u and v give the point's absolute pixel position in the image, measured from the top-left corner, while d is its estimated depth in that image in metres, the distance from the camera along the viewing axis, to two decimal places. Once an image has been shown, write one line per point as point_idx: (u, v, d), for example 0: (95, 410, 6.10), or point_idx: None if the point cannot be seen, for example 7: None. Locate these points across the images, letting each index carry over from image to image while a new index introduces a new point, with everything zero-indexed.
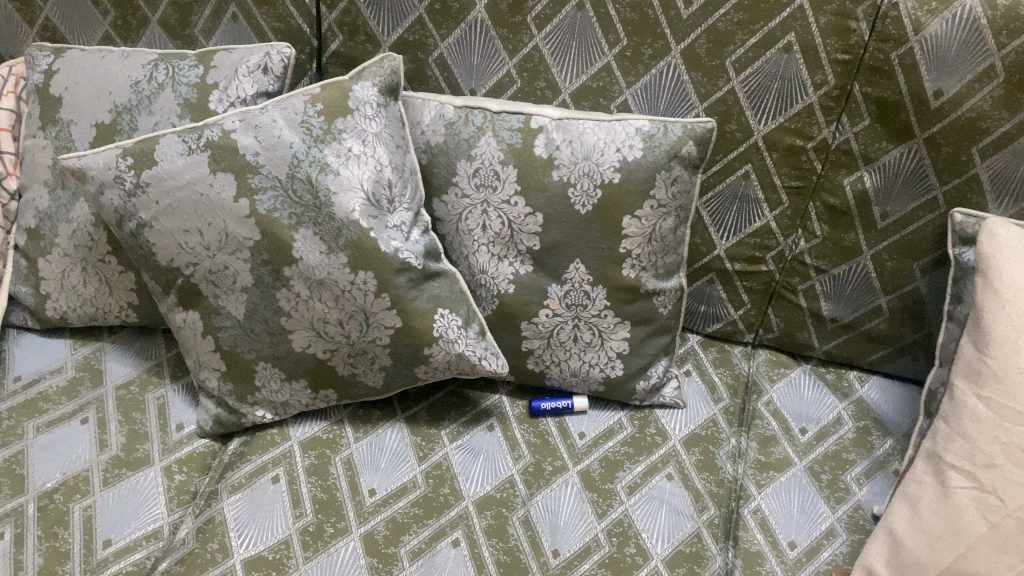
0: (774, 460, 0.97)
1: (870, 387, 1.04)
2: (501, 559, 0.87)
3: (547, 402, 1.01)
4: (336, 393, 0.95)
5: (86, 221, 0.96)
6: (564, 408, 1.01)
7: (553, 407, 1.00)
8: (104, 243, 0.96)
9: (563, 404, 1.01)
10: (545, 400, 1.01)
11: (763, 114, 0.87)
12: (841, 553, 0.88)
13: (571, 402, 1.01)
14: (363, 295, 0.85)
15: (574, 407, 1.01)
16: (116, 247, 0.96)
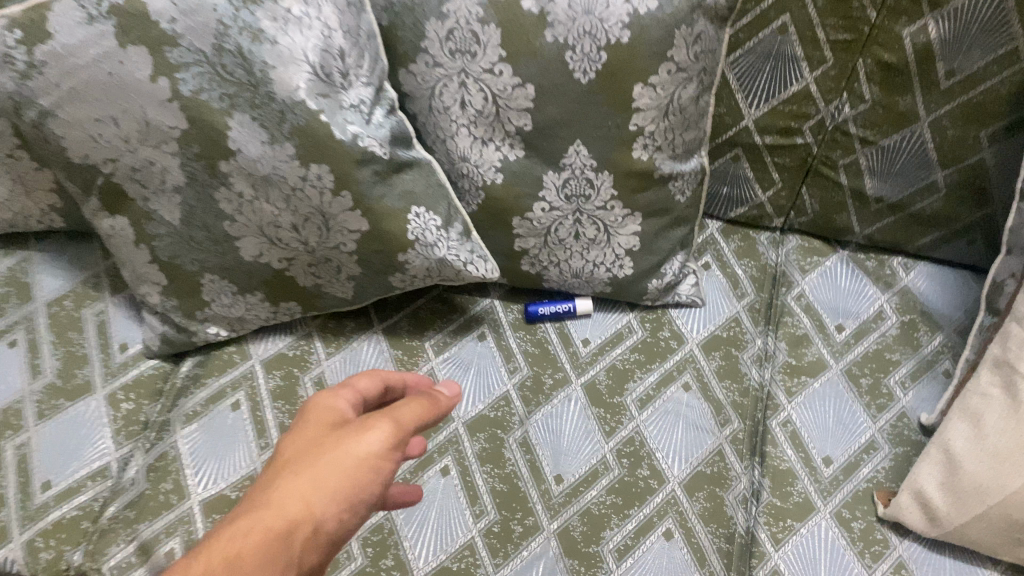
0: (806, 364, 0.85)
1: (916, 275, 0.90)
2: (496, 488, 0.77)
3: (546, 305, 0.86)
4: (300, 305, 0.81)
5: None
6: (564, 312, 0.87)
7: (553, 312, 0.86)
8: (10, 137, 0.74)
9: (565, 308, 0.86)
10: (543, 303, 0.87)
11: None
12: (883, 470, 0.79)
13: (572, 305, 0.86)
14: (319, 194, 0.71)
15: (575, 311, 0.86)
16: (26, 142, 0.75)
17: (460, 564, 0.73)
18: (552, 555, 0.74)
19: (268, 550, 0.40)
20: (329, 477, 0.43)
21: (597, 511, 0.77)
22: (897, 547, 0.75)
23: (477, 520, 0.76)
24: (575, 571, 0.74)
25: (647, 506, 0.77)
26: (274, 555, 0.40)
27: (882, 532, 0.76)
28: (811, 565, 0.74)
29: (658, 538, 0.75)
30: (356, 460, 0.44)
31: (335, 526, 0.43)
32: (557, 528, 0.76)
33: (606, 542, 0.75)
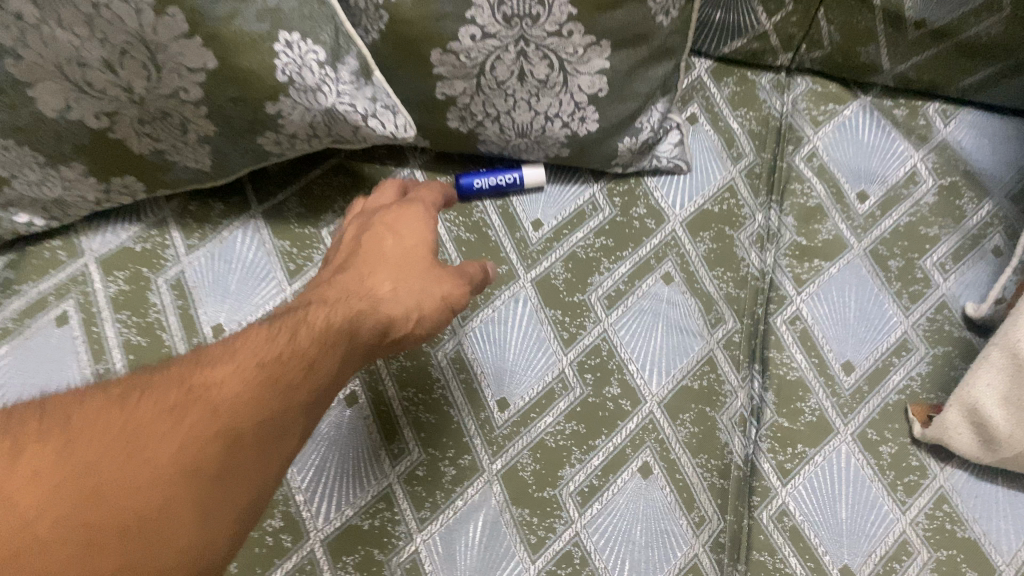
0: (819, 244, 0.66)
1: (958, 124, 0.70)
2: (420, 419, 0.58)
3: (483, 176, 0.64)
4: (141, 180, 0.59)
5: None
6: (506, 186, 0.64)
7: (492, 185, 0.64)
8: None
9: (508, 180, 0.64)
10: (479, 174, 0.64)
11: None
12: (919, 377, 0.62)
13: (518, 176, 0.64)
14: (133, 13, 0.46)
15: (520, 183, 0.64)
16: None
17: (373, 523, 0.55)
18: (495, 505, 0.56)
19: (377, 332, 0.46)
20: (428, 306, 0.49)
21: (553, 443, 0.58)
22: (938, 476, 0.59)
23: (396, 462, 0.56)
24: (525, 523, 0.56)
25: (618, 435, 0.59)
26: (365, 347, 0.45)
27: (918, 458, 0.59)
28: (829, 504, 0.58)
29: (633, 476, 0.58)
30: (440, 298, 0.49)
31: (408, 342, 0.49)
32: (501, 469, 0.57)
33: (565, 484, 0.57)
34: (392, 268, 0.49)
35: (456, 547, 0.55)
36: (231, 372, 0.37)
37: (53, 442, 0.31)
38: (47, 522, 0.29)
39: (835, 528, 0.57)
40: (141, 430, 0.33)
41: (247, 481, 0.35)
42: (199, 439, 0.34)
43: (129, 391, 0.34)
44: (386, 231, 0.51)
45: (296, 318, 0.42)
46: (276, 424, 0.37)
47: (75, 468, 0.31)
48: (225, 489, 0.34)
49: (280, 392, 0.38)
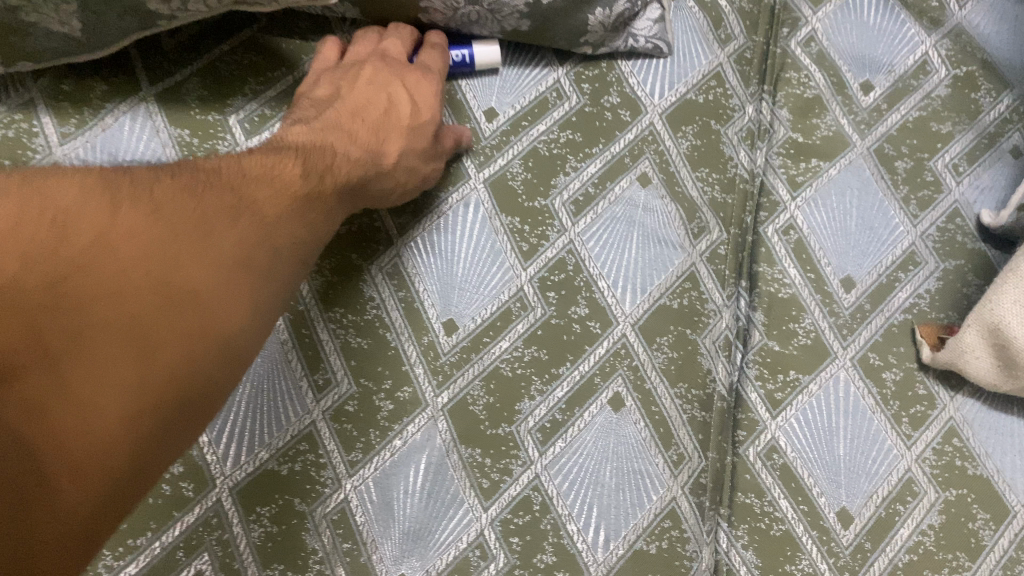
0: (817, 142, 0.57)
1: (975, 7, 0.61)
2: (350, 346, 0.48)
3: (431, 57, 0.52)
4: None
5: None
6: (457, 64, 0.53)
7: None
8: None
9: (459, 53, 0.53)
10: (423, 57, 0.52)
11: None
12: (929, 295, 0.54)
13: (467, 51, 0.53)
14: None
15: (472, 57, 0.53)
16: None
17: (293, 468, 0.46)
18: (440, 446, 0.47)
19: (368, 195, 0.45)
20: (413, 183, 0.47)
21: (509, 372, 0.49)
22: (947, 407, 0.51)
23: (321, 396, 0.47)
24: (476, 466, 0.47)
25: (585, 362, 0.50)
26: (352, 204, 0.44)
27: (925, 386, 0.52)
28: (825, 439, 0.50)
29: (602, 410, 0.49)
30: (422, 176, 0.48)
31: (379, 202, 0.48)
32: (448, 404, 0.48)
33: (524, 420, 0.49)
34: (404, 130, 0.46)
35: (393, 496, 0.46)
36: (278, 193, 0.36)
37: (139, 204, 0.30)
38: (134, 275, 0.29)
39: (833, 466, 0.50)
40: (205, 224, 0.32)
41: (282, 293, 0.35)
42: (254, 245, 0.33)
43: (192, 180, 0.33)
44: (400, 89, 0.47)
45: (326, 150, 0.41)
46: (304, 257, 0.38)
47: (156, 235, 0.30)
48: (268, 298, 0.34)
49: (312, 226, 0.38)
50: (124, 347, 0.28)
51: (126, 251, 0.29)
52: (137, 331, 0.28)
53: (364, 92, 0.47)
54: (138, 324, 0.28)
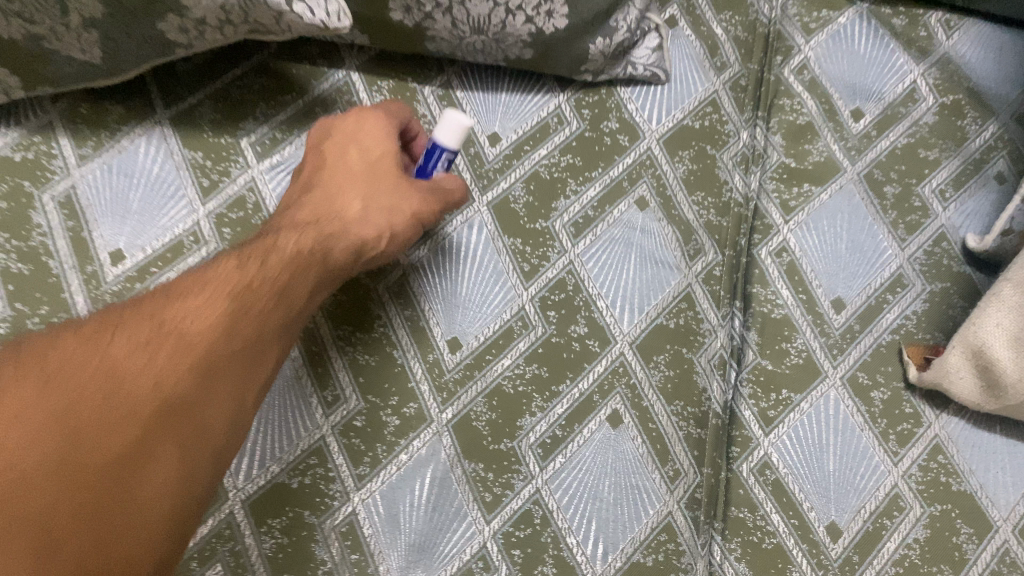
0: (809, 167, 0.59)
1: (960, 37, 0.63)
2: (358, 363, 0.50)
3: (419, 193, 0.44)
4: (14, 73, 0.48)
5: None
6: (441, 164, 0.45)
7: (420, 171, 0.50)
8: None
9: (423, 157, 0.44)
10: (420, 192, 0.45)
11: None
12: (915, 316, 0.56)
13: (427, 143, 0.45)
14: None
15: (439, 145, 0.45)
16: None
17: (303, 481, 0.47)
18: (444, 460, 0.49)
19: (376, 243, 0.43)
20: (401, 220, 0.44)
21: (511, 389, 0.51)
22: (932, 425, 0.53)
23: (330, 411, 0.48)
24: (479, 480, 0.49)
25: (585, 379, 0.52)
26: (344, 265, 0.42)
27: (912, 404, 0.54)
28: (816, 455, 0.52)
29: (601, 426, 0.51)
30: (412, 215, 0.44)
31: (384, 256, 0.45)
32: (452, 419, 0.50)
33: (525, 435, 0.50)
34: (361, 176, 0.45)
35: (398, 509, 0.48)
36: (209, 300, 0.34)
37: (29, 384, 0.28)
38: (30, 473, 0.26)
39: (823, 481, 0.51)
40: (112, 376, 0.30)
41: (230, 398, 0.34)
42: (181, 372, 0.32)
43: (96, 328, 0.31)
44: (349, 139, 0.46)
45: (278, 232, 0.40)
46: (256, 354, 0.36)
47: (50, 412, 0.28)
48: (207, 418, 0.32)
49: (259, 316, 0.36)
50: (32, 553, 0.25)
51: (17, 445, 0.26)
52: (45, 525, 0.26)
53: (317, 160, 0.46)
54: (40, 518, 0.26)
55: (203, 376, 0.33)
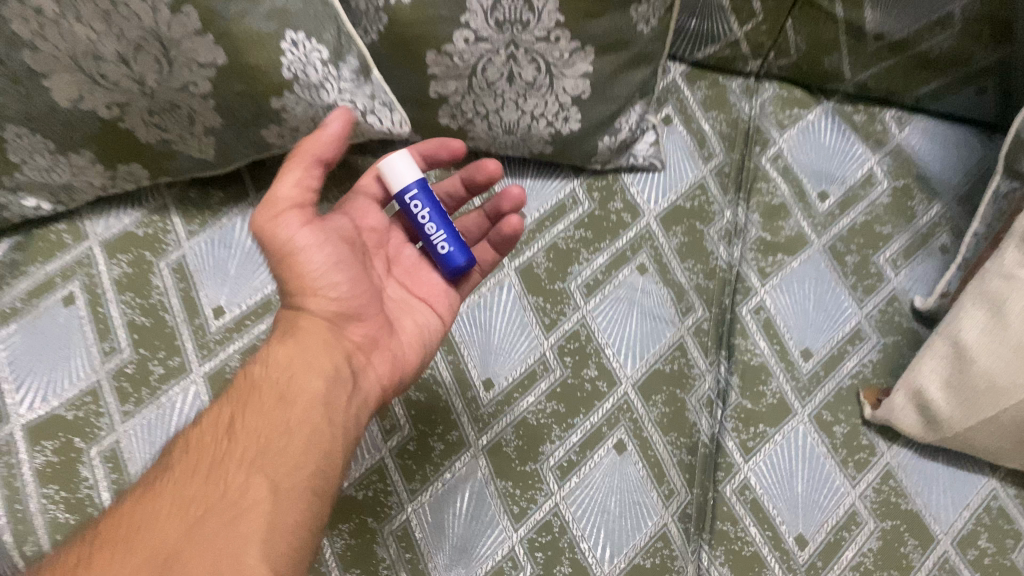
0: (783, 240, 0.71)
1: (911, 130, 0.76)
2: (411, 399, 0.62)
3: (454, 243, 0.51)
4: (145, 167, 0.62)
5: None
6: (424, 196, 0.50)
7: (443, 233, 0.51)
8: None
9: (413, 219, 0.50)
10: (446, 223, 0.51)
11: None
12: (870, 363, 0.67)
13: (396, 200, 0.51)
14: (151, 10, 0.51)
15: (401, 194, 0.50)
16: None
17: (367, 493, 0.58)
18: (480, 478, 0.60)
19: (333, 285, 0.49)
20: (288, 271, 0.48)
21: (534, 421, 0.63)
22: (885, 454, 0.64)
23: (388, 437, 0.60)
24: (508, 495, 0.60)
25: (595, 414, 0.63)
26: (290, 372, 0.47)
27: (868, 437, 0.65)
28: (786, 479, 0.63)
29: (608, 452, 0.62)
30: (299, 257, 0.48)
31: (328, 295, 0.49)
32: (486, 445, 0.61)
33: (546, 458, 0.62)
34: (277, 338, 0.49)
35: (443, 517, 0.59)
36: (154, 500, 0.40)
37: None
38: None
39: (792, 500, 0.62)
40: None
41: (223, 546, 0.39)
42: (151, 558, 0.37)
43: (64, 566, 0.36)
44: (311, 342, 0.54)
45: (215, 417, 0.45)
46: (230, 508, 0.40)
47: None
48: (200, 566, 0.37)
49: (206, 471, 0.41)
50: None
51: None
52: None
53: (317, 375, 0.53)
54: None
55: (174, 550, 0.37)
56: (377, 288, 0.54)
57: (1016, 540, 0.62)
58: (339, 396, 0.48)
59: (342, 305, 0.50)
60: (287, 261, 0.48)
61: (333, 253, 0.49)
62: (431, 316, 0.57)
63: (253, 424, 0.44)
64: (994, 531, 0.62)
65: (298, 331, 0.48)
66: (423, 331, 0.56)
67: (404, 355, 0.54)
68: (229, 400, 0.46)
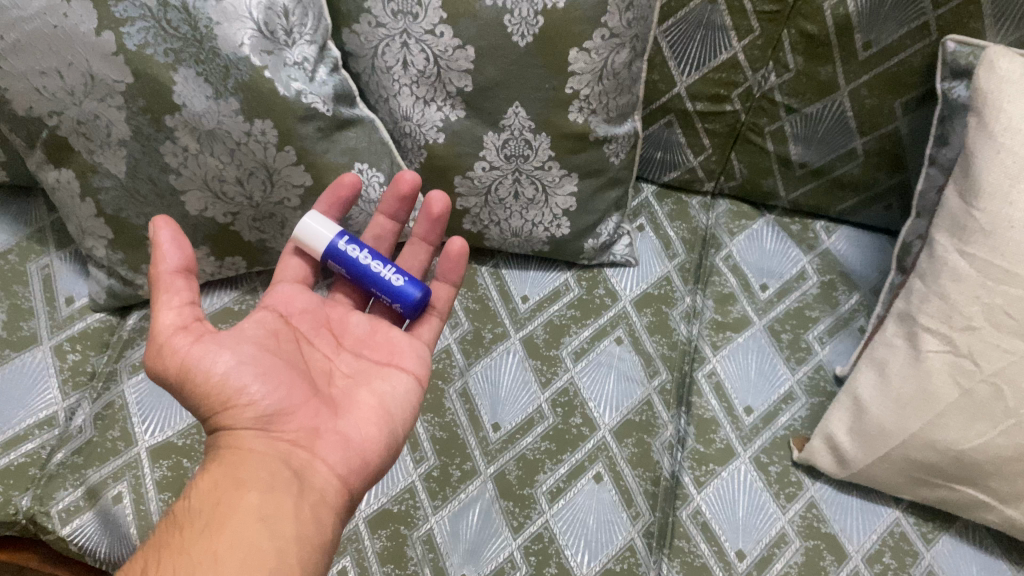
0: (731, 320, 0.90)
1: (838, 237, 0.96)
2: (436, 436, 0.81)
3: (405, 277, 0.67)
4: (245, 259, 0.84)
5: None
6: (354, 240, 0.67)
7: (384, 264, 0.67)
8: None
9: (357, 264, 0.67)
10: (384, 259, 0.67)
11: (686, 65, 0.83)
12: (800, 418, 0.84)
13: (332, 253, 0.67)
14: (263, 149, 0.73)
15: (337, 244, 0.67)
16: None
17: (401, 507, 0.77)
18: (488, 498, 0.78)
19: (248, 393, 0.56)
20: (202, 395, 0.55)
21: (532, 456, 0.80)
22: (810, 488, 0.81)
23: (418, 464, 0.79)
24: (509, 512, 0.77)
25: (579, 452, 0.81)
26: (219, 495, 0.52)
27: (796, 474, 0.81)
28: (729, 506, 0.80)
29: (589, 481, 0.80)
30: (208, 378, 0.55)
31: (247, 406, 0.56)
32: (494, 473, 0.79)
33: (540, 484, 0.79)
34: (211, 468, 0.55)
35: (458, 526, 0.76)
36: None
37: None
38: None
39: (735, 522, 0.79)
40: None
41: None
42: None
43: None
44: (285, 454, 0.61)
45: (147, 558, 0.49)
46: None
47: None
48: None
49: None
50: None
51: None
52: None
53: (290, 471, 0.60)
54: None
55: None
56: (317, 389, 0.61)
57: (914, 558, 0.77)
58: (278, 506, 0.52)
59: (261, 410, 0.56)
60: (189, 382, 0.55)
61: (237, 357, 0.56)
62: (387, 392, 0.64)
63: (180, 556, 0.47)
64: (896, 550, 0.78)
65: (229, 457, 0.54)
66: (368, 415, 0.61)
67: (355, 441, 0.59)
68: (160, 541, 0.50)
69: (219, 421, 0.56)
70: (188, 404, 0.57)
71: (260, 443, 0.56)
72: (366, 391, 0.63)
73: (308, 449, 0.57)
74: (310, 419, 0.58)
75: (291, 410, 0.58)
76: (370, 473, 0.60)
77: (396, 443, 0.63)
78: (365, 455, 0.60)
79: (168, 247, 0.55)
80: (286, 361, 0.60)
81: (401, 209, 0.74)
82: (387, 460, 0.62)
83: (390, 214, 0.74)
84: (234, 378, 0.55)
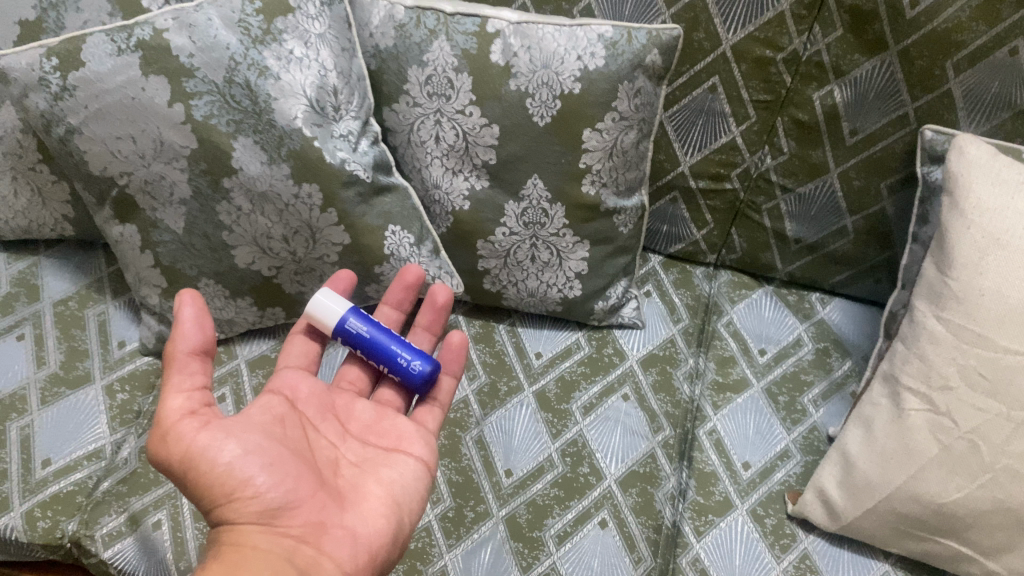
0: (731, 382, 0.97)
1: (832, 308, 1.03)
2: (453, 479, 0.87)
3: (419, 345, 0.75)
4: (283, 310, 0.92)
5: (40, 117, 0.77)
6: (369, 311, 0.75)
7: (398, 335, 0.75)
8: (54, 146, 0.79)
9: (368, 333, 0.74)
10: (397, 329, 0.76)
11: (690, 147, 0.93)
12: (794, 474, 0.90)
13: (345, 323, 0.74)
14: (308, 210, 0.81)
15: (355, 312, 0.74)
16: (64, 150, 0.79)
17: (417, 543, 0.82)
18: (499, 538, 0.83)
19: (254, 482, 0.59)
20: (208, 486, 0.58)
21: (541, 501, 0.86)
22: (804, 540, 0.85)
23: (434, 505, 0.85)
24: (519, 552, 0.82)
25: (586, 499, 0.86)
26: None
27: (791, 526, 0.86)
28: (727, 554, 0.84)
29: (594, 527, 0.84)
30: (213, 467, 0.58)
31: (253, 497, 0.58)
32: (505, 515, 0.84)
33: (548, 528, 0.84)
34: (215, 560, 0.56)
35: (471, 563, 0.81)
36: None
37: None
38: None
39: (732, 570, 0.83)
40: None
41: None
42: None
43: None
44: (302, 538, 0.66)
45: None
46: None
47: None
48: None
49: None
50: None
51: None
52: None
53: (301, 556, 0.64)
54: None
55: None
56: (325, 481, 0.64)
57: None
58: None
59: (266, 503, 0.59)
60: (193, 468, 0.58)
61: (244, 447, 0.60)
62: (391, 479, 0.68)
63: None
64: None
65: (234, 550, 0.56)
66: (373, 509, 0.65)
67: (362, 534, 0.62)
68: None
69: (224, 512, 0.58)
70: (192, 496, 0.59)
71: (265, 537, 0.58)
72: (373, 482, 0.67)
73: (314, 546, 0.59)
74: (316, 513, 0.61)
75: (297, 503, 0.60)
76: (377, 567, 0.63)
77: (399, 535, 0.66)
78: (373, 551, 0.62)
79: (189, 325, 0.61)
80: (290, 451, 0.63)
81: (406, 299, 0.83)
82: (394, 552, 0.65)
83: (394, 304, 0.82)
84: (240, 468, 0.59)
